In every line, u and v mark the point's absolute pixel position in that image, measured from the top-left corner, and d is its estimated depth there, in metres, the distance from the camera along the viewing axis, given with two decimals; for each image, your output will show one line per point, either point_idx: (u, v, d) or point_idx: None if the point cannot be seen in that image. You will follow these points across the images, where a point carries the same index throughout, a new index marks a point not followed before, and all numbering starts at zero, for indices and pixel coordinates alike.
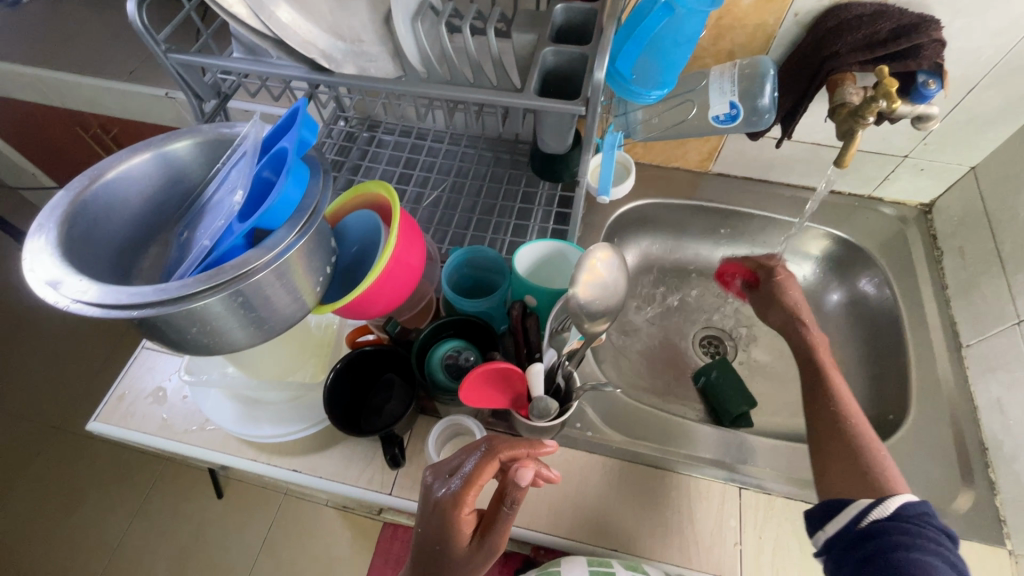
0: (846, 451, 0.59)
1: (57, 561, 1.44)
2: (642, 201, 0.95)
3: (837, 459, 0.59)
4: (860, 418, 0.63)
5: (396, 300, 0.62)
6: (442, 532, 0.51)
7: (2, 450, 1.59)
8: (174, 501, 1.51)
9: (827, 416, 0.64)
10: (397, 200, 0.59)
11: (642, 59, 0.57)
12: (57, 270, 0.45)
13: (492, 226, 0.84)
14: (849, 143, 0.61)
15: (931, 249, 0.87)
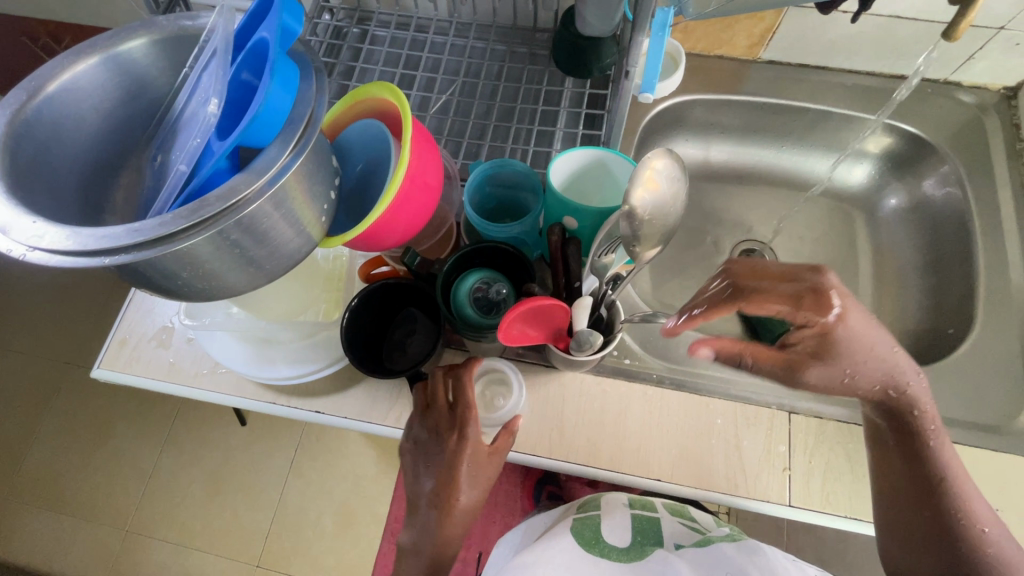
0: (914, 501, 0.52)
1: (96, 487, 1.50)
2: (681, 98, 0.83)
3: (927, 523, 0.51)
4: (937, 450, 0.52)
5: (415, 227, 0.54)
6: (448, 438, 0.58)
7: (21, 386, 1.59)
8: (200, 429, 1.54)
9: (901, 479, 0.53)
10: (407, 104, 0.48)
11: None
12: (4, 210, 0.37)
13: (511, 134, 0.73)
14: (965, 10, 0.49)
15: (1012, 141, 0.76)
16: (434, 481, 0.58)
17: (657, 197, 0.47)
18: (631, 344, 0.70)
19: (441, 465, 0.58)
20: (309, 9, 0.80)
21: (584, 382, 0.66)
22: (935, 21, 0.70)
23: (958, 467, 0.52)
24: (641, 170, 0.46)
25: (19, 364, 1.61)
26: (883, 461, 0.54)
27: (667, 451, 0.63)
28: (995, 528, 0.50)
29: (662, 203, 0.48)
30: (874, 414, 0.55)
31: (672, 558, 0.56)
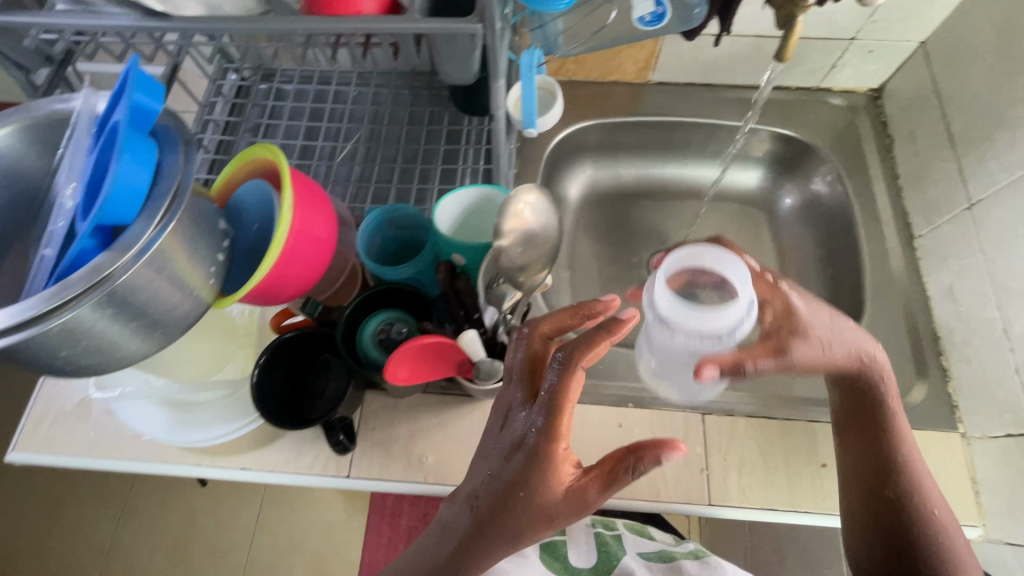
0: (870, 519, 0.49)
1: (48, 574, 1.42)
2: (582, 124, 0.87)
3: (886, 502, 0.48)
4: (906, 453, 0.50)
5: (309, 280, 0.55)
6: (506, 494, 0.41)
7: None
8: (156, 497, 1.49)
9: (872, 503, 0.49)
10: (286, 163, 0.50)
11: None
12: None
13: (417, 175, 0.76)
14: (790, 31, 0.53)
15: (881, 137, 0.83)
16: (456, 556, 0.42)
17: (527, 234, 0.51)
18: None
19: (493, 532, 0.41)
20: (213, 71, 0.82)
21: None
22: (794, 36, 0.77)
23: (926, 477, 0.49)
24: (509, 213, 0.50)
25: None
26: (849, 451, 0.52)
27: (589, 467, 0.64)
28: (925, 492, 0.48)
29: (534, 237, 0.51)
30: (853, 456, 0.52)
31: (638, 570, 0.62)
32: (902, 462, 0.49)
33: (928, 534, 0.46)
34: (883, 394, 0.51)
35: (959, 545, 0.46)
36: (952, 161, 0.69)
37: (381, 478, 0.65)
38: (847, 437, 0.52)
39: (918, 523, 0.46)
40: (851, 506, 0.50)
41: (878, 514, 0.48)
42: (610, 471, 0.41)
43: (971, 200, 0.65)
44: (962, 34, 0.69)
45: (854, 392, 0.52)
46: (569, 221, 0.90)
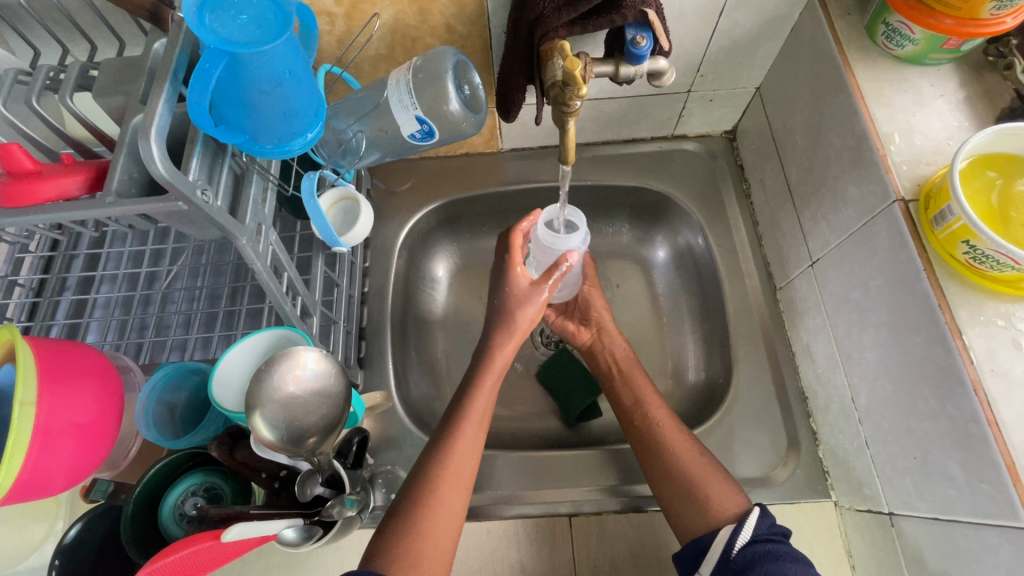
0: (681, 495, 0.55)
1: None
2: (436, 203, 0.83)
3: (668, 479, 0.57)
4: (682, 439, 0.59)
5: (90, 458, 0.50)
6: (503, 309, 0.61)
7: None
8: None
9: (678, 487, 0.56)
10: (28, 352, 0.45)
11: (261, 107, 0.39)
12: None
13: (250, 293, 0.71)
14: (565, 134, 0.51)
15: (739, 182, 0.81)
16: (451, 416, 0.57)
17: (311, 392, 0.48)
18: None
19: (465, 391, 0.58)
20: None
21: None
22: (628, 96, 0.74)
23: (711, 467, 0.56)
24: (283, 375, 0.47)
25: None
26: (654, 463, 0.59)
27: None
28: (708, 476, 0.55)
29: (321, 392, 0.49)
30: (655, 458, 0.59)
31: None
32: (686, 456, 0.57)
33: (714, 502, 0.53)
34: (648, 401, 0.64)
35: (728, 503, 0.53)
36: (794, 214, 0.67)
37: None
38: (641, 449, 0.61)
39: (704, 494, 0.54)
40: (670, 506, 0.56)
41: (684, 509, 0.55)
42: (548, 274, 0.63)
43: (813, 257, 0.63)
44: (785, 84, 0.67)
45: (632, 421, 0.63)
46: (441, 302, 0.86)
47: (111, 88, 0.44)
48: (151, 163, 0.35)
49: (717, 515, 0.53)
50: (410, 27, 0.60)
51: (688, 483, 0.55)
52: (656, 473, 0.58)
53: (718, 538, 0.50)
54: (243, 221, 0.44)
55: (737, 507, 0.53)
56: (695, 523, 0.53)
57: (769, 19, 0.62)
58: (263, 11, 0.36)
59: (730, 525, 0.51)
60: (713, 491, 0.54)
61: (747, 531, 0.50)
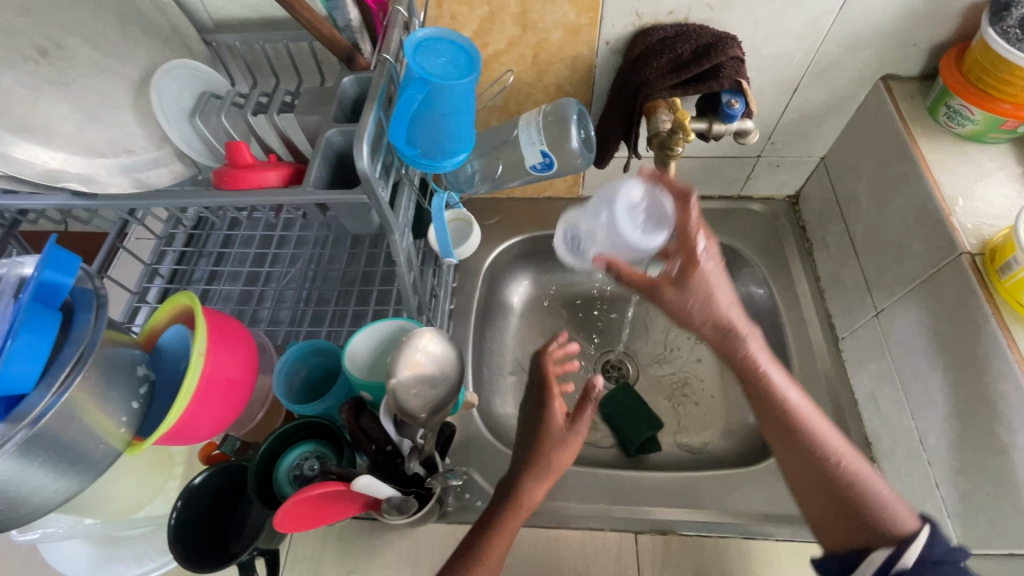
0: (831, 502, 0.50)
1: None
2: (518, 237, 0.92)
3: (818, 490, 0.51)
4: (838, 438, 0.53)
5: (229, 413, 0.58)
6: (539, 441, 0.60)
7: None
8: None
9: (822, 499, 0.51)
10: (202, 314, 0.54)
11: (433, 129, 0.49)
12: None
13: (356, 296, 0.80)
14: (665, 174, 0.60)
15: (801, 241, 0.87)
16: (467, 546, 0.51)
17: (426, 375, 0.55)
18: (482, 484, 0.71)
19: (497, 515, 0.54)
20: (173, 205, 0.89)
21: (432, 532, 0.67)
22: (704, 156, 0.83)
23: (868, 475, 0.50)
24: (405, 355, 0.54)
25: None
26: (807, 494, 0.52)
27: None
28: (869, 482, 0.50)
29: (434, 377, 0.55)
30: (800, 469, 0.53)
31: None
32: (847, 462, 0.51)
33: (875, 519, 0.48)
34: (817, 432, 0.52)
35: (899, 523, 0.47)
36: (858, 268, 0.73)
37: None
38: (783, 456, 0.54)
39: (860, 515, 0.48)
40: (811, 512, 0.52)
41: (837, 521, 0.50)
42: (581, 405, 0.61)
43: (878, 307, 0.68)
44: (849, 154, 0.75)
45: (791, 454, 0.53)
46: (514, 327, 0.93)
47: (308, 108, 0.55)
48: (360, 159, 0.44)
49: (875, 534, 0.47)
50: (527, 84, 0.72)
51: (846, 503, 0.50)
52: (806, 484, 0.52)
53: (868, 561, 0.46)
54: (394, 210, 0.52)
55: (907, 529, 0.46)
56: (846, 537, 0.49)
57: (838, 97, 0.72)
58: (456, 57, 0.47)
59: (888, 547, 0.45)
60: (878, 508, 0.48)
61: (908, 556, 0.44)
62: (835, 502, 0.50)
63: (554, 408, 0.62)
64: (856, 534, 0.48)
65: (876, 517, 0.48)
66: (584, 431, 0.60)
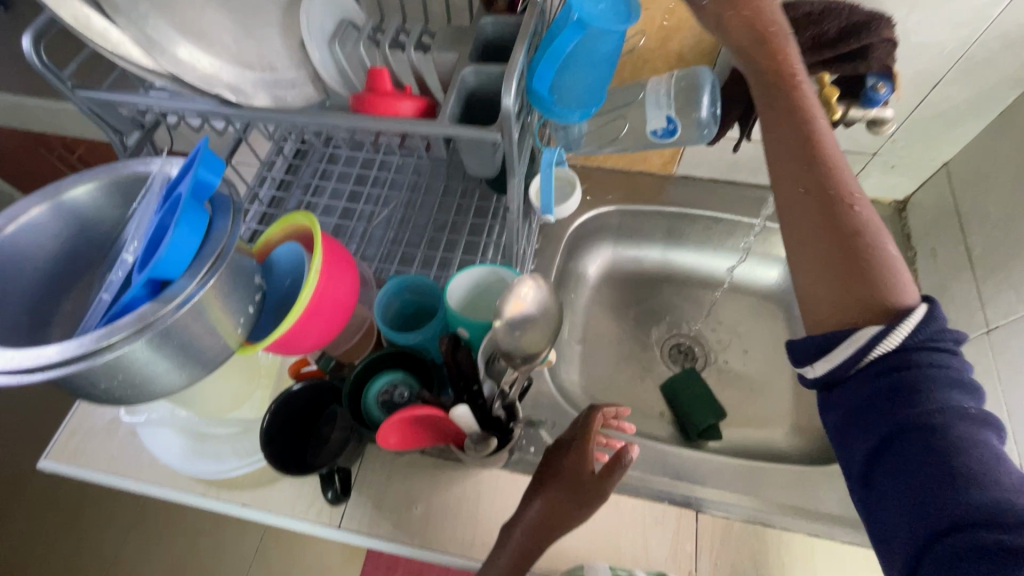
0: (837, 253, 0.48)
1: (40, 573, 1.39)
2: (604, 207, 0.91)
3: (829, 232, 0.48)
4: (864, 207, 0.48)
5: (330, 332, 0.61)
6: (562, 490, 0.57)
7: None
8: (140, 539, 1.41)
9: (818, 244, 0.49)
10: (320, 233, 0.56)
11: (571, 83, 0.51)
12: None
13: (443, 243, 0.82)
14: None
15: (905, 248, 0.83)
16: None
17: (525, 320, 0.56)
18: (547, 440, 0.73)
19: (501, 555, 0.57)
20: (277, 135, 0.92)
21: (498, 479, 0.69)
22: None
23: (877, 227, 0.48)
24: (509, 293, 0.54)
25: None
26: (793, 223, 0.51)
27: (573, 556, 0.64)
28: (881, 246, 0.47)
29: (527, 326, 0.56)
30: (817, 191, 0.49)
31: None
32: (859, 210, 0.48)
33: (877, 282, 0.46)
34: (835, 168, 0.49)
35: (896, 293, 0.46)
36: (971, 283, 0.69)
37: (369, 534, 0.65)
38: (783, 208, 0.51)
39: (862, 285, 0.46)
40: (805, 292, 0.50)
41: (844, 277, 0.47)
42: (612, 465, 0.55)
43: (990, 324, 0.65)
44: (981, 161, 0.70)
45: (797, 216, 0.50)
46: (587, 297, 0.93)
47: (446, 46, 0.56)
48: (507, 95, 0.44)
49: (872, 305, 0.46)
50: (649, 49, 0.70)
51: (841, 249, 0.48)
52: (801, 263, 0.50)
53: (855, 335, 0.45)
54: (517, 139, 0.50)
55: (904, 301, 0.45)
56: (841, 286, 0.47)
57: (982, 98, 0.67)
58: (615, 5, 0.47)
59: (876, 327, 0.45)
60: (885, 274, 0.46)
61: (899, 333, 0.43)
62: (846, 244, 0.47)
63: (587, 456, 0.57)
64: (855, 284, 0.47)
65: (878, 242, 0.47)
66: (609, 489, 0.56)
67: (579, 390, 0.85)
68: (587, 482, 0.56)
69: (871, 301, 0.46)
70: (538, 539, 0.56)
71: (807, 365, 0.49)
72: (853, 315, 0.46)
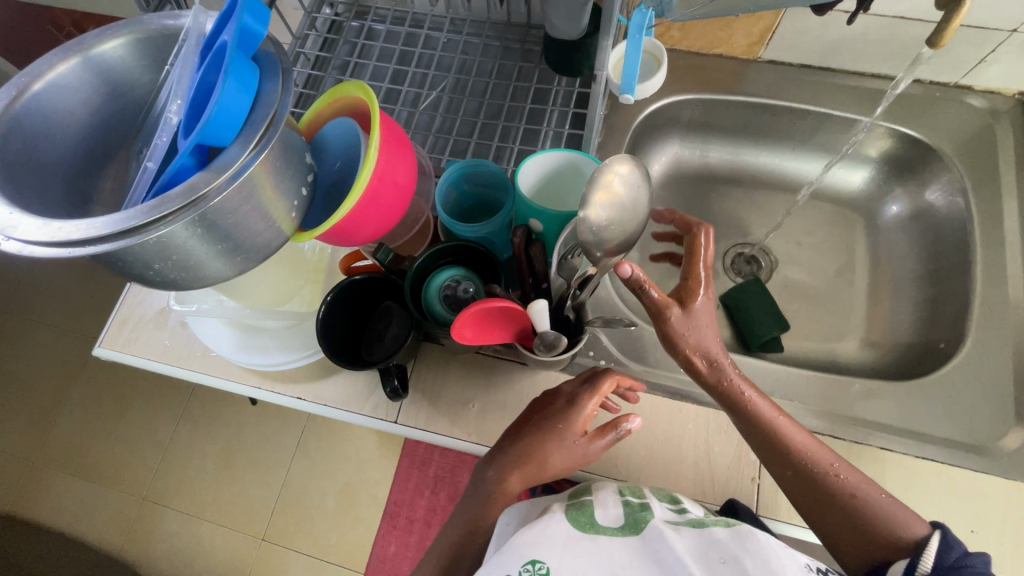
0: (822, 500, 0.52)
1: (102, 454, 1.49)
2: (676, 96, 0.81)
3: (827, 506, 0.52)
4: (839, 467, 0.53)
5: (388, 222, 0.56)
6: (541, 449, 0.54)
7: (30, 364, 1.57)
8: (191, 427, 1.49)
9: (830, 510, 0.52)
10: (378, 105, 0.49)
11: None
12: (8, 212, 0.39)
13: (498, 131, 0.74)
14: (954, 14, 0.51)
15: (1023, 149, 0.73)
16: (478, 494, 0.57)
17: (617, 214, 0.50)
18: (607, 344, 0.70)
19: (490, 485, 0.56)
20: (309, 4, 0.81)
21: (557, 381, 0.67)
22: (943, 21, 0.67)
23: (848, 473, 0.53)
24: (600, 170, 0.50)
25: (12, 327, 1.61)
26: (810, 502, 0.53)
27: (633, 458, 0.63)
28: (868, 489, 0.52)
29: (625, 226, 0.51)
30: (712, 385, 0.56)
31: (669, 534, 0.49)
32: (841, 472, 0.53)
33: (884, 529, 0.50)
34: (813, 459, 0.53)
35: (905, 527, 0.49)
36: None
37: (427, 429, 0.65)
38: (783, 479, 0.54)
39: (867, 527, 0.50)
40: (822, 526, 0.52)
41: (864, 536, 0.50)
42: (604, 431, 0.55)
43: None
44: None
45: (773, 467, 0.54)
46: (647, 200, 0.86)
47: None
48: None
49: (888, 547, 0.49)
50: None
51: (860, 523, 0.51)
52: (828, 524, 0.52)
53: (889, 574, 0.48)
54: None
55: (918, 531, 0.49)
56: (839, 525, 0.51)
57: None
58: None
59: (905, 556, 0.48)
60: (881, 513, 0.50)
61: (926, 564, 0.47)
62: (847, 505, 0.51)
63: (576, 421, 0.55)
64: (867, 532, 0.50)
65: (867, 496, 0.51)
66: (593, 452, 0.55)
67: (636, 296, 0.81)
68: (574, 444, 0.54)
69: (884, 543, 0.49)
70: (513, 482, 0.55)
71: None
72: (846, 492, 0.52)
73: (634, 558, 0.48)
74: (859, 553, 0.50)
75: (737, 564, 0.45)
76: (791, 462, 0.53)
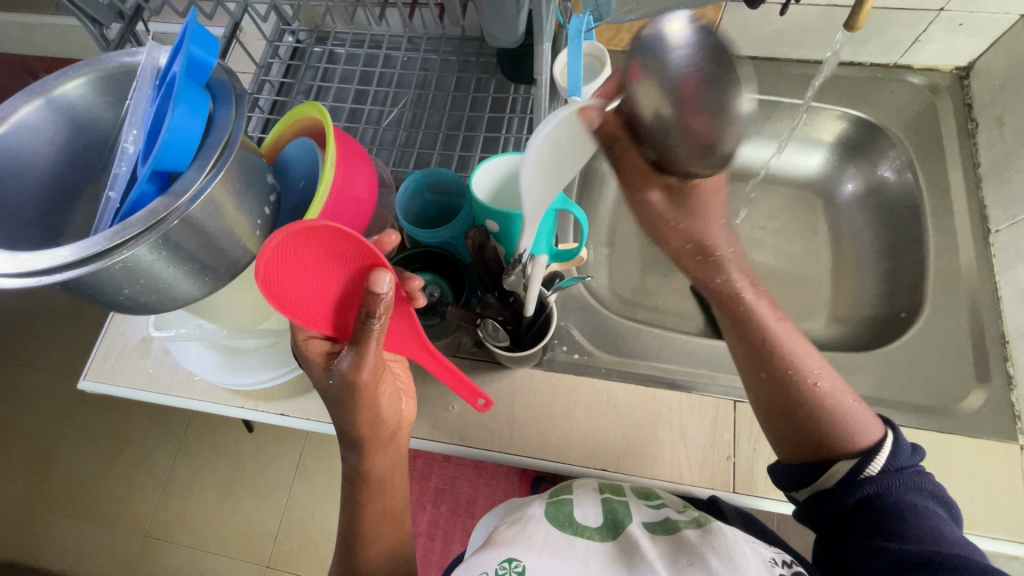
0: (788, 403, 0.52)
1: (100, 494, 1.48)
2: None
3: (790, 413, 0.52)
4: (824, 382, 0.53)
5: None
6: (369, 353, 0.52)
7: (23, 409, 1.57)
8: (188, 459, 1.49)
9: (791, 417, 0.52)
10: (331, 122, 0.52)
11: None
12: None
13: (461, 141, 0.77)
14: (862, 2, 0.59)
15: (964, 120, 0.76)
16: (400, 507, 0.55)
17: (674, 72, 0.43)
18: (579, 338, 0.72)
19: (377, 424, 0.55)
20: (272, 33, 0.84)
21: (533, 378, 0.68)
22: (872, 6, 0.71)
23: (831, 387, 0.52)
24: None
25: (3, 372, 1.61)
26: (781, 413, 0.53)
27: (612, 446, 0.64)
28: (851, 406, 0.51)
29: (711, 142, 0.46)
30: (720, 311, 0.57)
31: (642, 541, 0.49)
32: (820, 385, 0.52)
33: (840, 432, 0.50)
34: (793, 367, 0.53)
35: (857, 437, 0.49)
36: None
37: (411, 434, 0.66)
38: (762, 380, 0.55)
39: (820, 433, 0.50)
40: (779, 426, 0.53)
41: (823, 440, 0.50)
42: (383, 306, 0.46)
43: None
44: None
45: (754, 367, 0.55)
46: (614, 197, 0.88)
47: None
48: None
49: (836, 449, 0.50)
50: None
51: (818, 424, 0.51)
52: (783, 425, 0.53)
53: (830, 472, 0.49)
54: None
55: (867, 439, 0.49)
56: (792, 425, 0.52)
57: None
58: None
59: (852, 459, 0.48)
60: (841, 423, 0.50)
61: (874, 465, 0.47)
62: (819, 409, 0.51)
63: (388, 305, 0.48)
64: (813, 436, 0.51)
65: (830, 400, 0.51)
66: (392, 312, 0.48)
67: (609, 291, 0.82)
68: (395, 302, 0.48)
69: (835, 449, 0.50)
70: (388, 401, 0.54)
71: (794, 490, 0.51)
72: (824, 395, 0.52)
73: (608, 555, 0.48)
74: (798, 456, 0.52)
75: (704, 564, 0.45)
76: (773, 362, 0.54)
